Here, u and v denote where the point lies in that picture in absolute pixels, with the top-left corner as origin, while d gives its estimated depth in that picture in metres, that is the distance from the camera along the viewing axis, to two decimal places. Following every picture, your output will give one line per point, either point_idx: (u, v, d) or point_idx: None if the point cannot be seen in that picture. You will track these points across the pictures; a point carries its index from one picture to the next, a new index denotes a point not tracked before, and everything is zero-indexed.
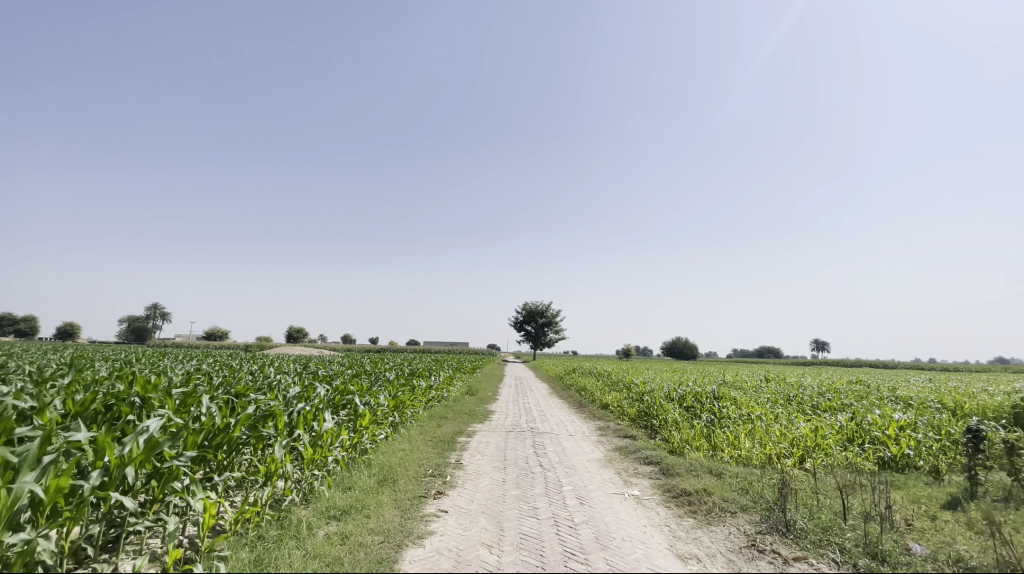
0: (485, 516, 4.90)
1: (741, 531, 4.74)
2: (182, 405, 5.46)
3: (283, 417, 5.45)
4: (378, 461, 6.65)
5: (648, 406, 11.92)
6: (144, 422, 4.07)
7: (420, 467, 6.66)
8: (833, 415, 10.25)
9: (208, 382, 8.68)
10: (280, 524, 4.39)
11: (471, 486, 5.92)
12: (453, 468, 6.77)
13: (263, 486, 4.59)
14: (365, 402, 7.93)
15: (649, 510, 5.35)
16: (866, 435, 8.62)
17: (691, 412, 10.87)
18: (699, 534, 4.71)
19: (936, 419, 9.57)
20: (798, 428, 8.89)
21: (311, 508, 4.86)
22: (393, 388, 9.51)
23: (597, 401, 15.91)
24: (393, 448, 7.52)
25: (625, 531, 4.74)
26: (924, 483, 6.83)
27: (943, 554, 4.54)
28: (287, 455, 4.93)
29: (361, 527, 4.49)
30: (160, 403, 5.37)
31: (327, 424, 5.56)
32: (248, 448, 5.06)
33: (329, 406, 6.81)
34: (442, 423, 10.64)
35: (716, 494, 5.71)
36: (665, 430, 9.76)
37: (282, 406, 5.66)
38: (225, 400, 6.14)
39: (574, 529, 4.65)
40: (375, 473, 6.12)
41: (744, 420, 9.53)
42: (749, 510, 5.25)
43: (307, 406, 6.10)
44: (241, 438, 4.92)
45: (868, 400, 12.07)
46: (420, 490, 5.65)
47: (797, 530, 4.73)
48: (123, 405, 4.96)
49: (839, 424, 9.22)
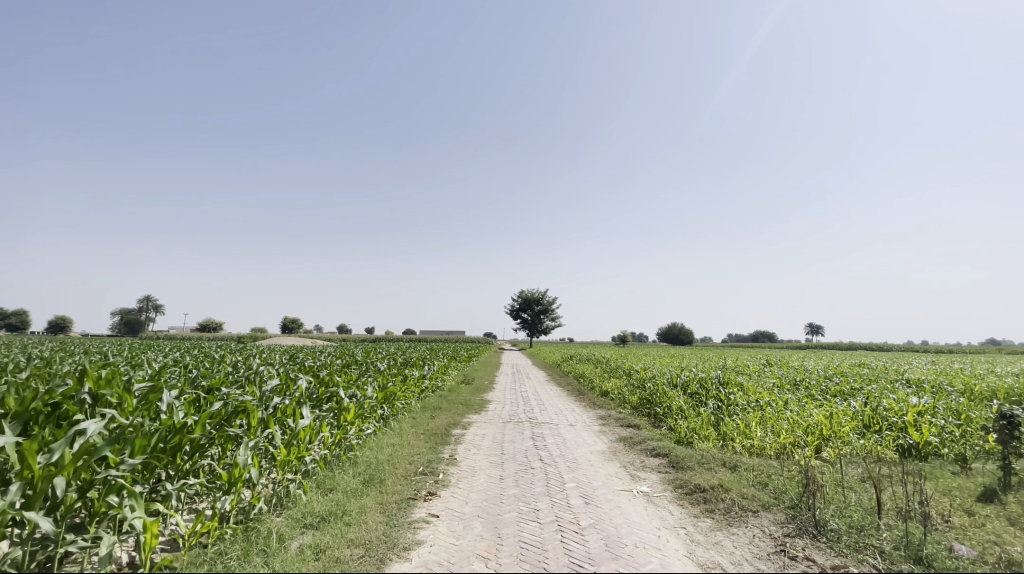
0: (481, 521, 4.39)
1: (766, 533, 4.26)
2: (142, 400, 4.90)
3: (256, 414, 4.93)
4: (365, 459, 6.12)
5: (651, 394, 11.43)
6: (81, 423, 3.56)
7: (410, 464, 6.12)
8: (845, 399, 9.81)
9: (183, 374, 8.11)
10: (246, 537, 3.87)
11: (465, 485, 5.39)
12: (446, 465, 6.24)
13: (226, 493, 4.07)
14: (351, 395, 7.39)
15: (662, 510, 4.85)
16: (883, 421, 8.21)
17: (697, 399, 10.39)
18: (720, 537, 4.22)
19: (953, 403, 9.16)
20: (811, 415, 8.45)
21: (286, 515, 4.34)
22: (383, 378, 8.97)
23: (596, 388, 15.50)
24: (381, 444, 6.97)
25: (636, 536, 4.23)
26: (952, 473, 6.41)
27: (992, 556, 4.08)
28: (254, 457, 4.39)
29: (339, 537, 3.97)
30: (116, 399, 4.82)
31: (304, 420, 5.01)
32: (215, 447, 4.54)
33: (310, 400, 6.29)
34: (435, 414, 10.11)
35: (733, 490, 5.22)
36: (670, 419, 9.30)
37: (254, 402, 5.14)
38: (193, 396, 5.61)
39: (580, 535, 4.14)
40: (361, 473, 5.58)
41: (753, 407, 9.04)
42: (773, 508, 4.78)
43: (283, 401, 5.53)
44: (205, 439, 4.41)
45: (879, 383, 11.70)
46: (408, 491, 5.12)
47: (830, 533, 4.25)
48: (69, 403, 4.41)
49: (853, 410, 8.79)
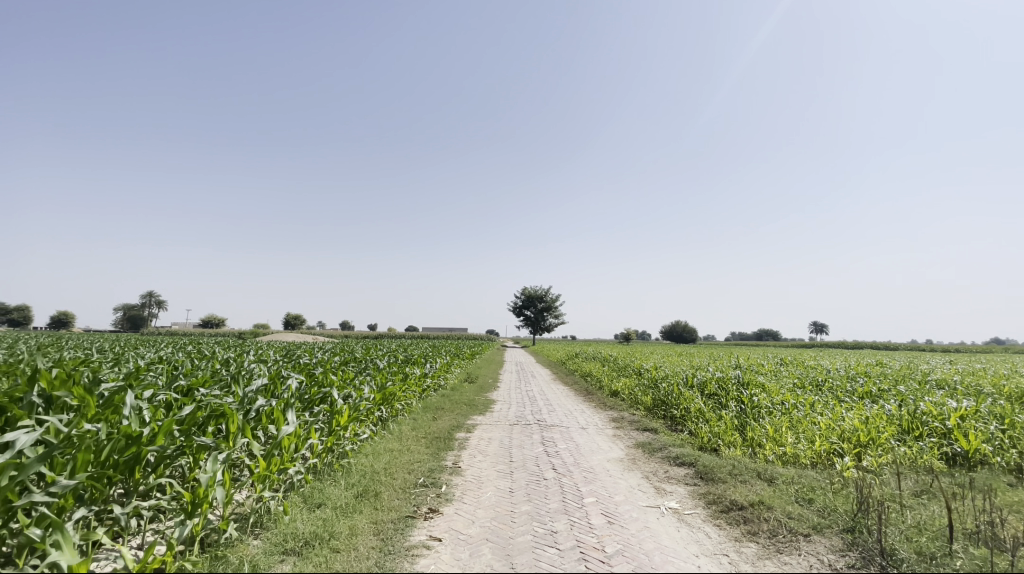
0: (491, 546, 3.78)
1: (825, 564, 3.63)
2: (106, 401, 4.32)
3: (235, 420, 4.34)
4: (359, 468, 5.50)
5: (666, 395, 10.80)
6: (8, 436, 2.96)
7: (409, 473, 5.51)
8: (877, 402, 9.16)
9: (167, 373, 7.52)
10: (211, 569, 3.25)
11: (471, 500, 4.78)
12: (450, 474, 5.61)
13: (189, 517, 3.45)
14: (346, 396, 6.78)
15: (697, 533, 4.23)
16: (923, 427, 7.57)
17: (716, 401, 9.75)
18: (771, 568, 3.59)
19: (996, 406, 8.51)
20: (844, 417, 7.83)
21: (264, 538, 3.73)
22: (382, 377, 8.35)
23: (606, 388, 14.88)
24: (379, 450, 6.35)
25: (673, 566, 3.60)
26: (1012, 486, 5.78)
27: None
28: (226, 471, 3.78)
29: (324, 567, 3.36)
30: (75, 402, 4.24)
31: (287, 427, 4.40)
32: (185, 459, 3.95)
33: (299, 404, 5.68)
34: (438, 416, 9.48)
35: (775, 507, 4.59)
36: (690, 423, 8.68)
37: (233, 407, 4.54)
38: (164, 399, 5.00)
39: (607, 566, 3.52)
40: (354, 485, 4.97)
41: (780, 409, 8.41)
42: (826, 532, 4.17)
43: (266, 404, 4.91)
44: (172, 450, 3.82)
45: (907, 384, 11.03)
46: (406, 508, 4.50)
47: (902, 565, 3.62)
48: (17, 408, 3.84)
49: (888, 414, 8.16)
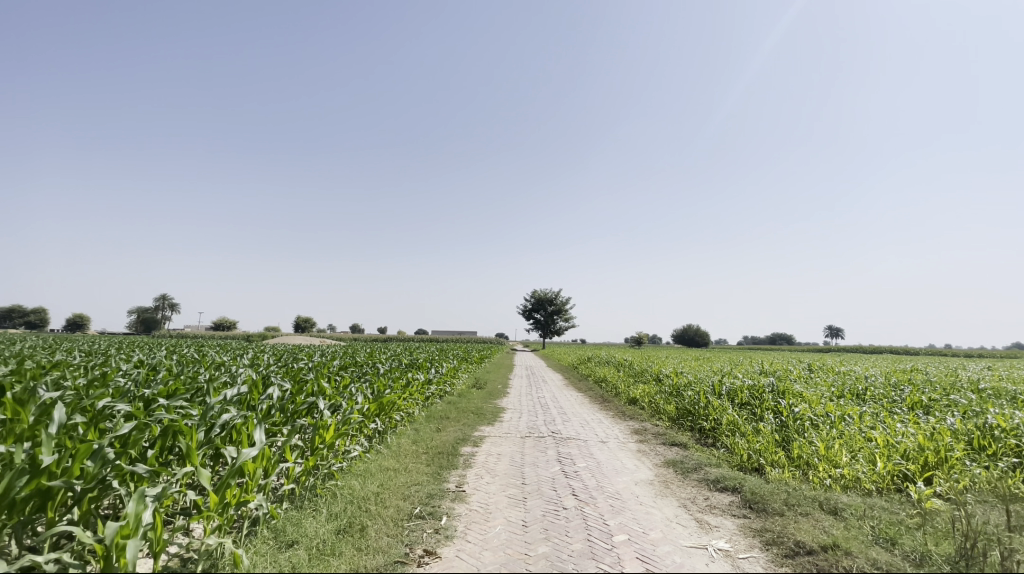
0: None
1: None
2: (38, 415, 3.58)
3: (187, 440, 3.55)
4: (346, 493, 4.69)
5: (692, 404, 9.87)
6: None
7: (403, 500, 4.69)
8: (934, 414, 8.10)
9: (143, 378, 6.79)
10: None
11: (476, 537, 3.93)
12: (451, 502, 4.76)
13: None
14: (335, 407, 5.97)
15: None
16: (997, 444, 6.54)
17: (750, 412, 8.82)
18: None
19: None
20: (903, 432, 6.83)
21: None
22: (380, 385, 7.55)
23: (624, 395, 13.94)
24: (372, 470, 5.54)
25: None
26: None
27: None
28: (161, 510, 2.98)
29: None
30: (3, 416, 3.52)
31: (250, 449, 3.59)
32: (120, 490, 3.17)
33: (277, 419, 4.89)
34: (442, 427, 8.61)
35: (856, 554, 3.68)
36: (723, 438, 7.76)
37: (188, 424, 3.74)
38: (117, 411, 4.24)
39: None
40: (336, 517, 4.15)
41: (825, 422, 7.47)
42: None
43: (235, 418, 4.11)
44: (99, 479, 3.03)
45: (960, 394, 9.94)
46: (396, 549, 3.66)
47: None
48: None
49: (952, 429, 7.14)
